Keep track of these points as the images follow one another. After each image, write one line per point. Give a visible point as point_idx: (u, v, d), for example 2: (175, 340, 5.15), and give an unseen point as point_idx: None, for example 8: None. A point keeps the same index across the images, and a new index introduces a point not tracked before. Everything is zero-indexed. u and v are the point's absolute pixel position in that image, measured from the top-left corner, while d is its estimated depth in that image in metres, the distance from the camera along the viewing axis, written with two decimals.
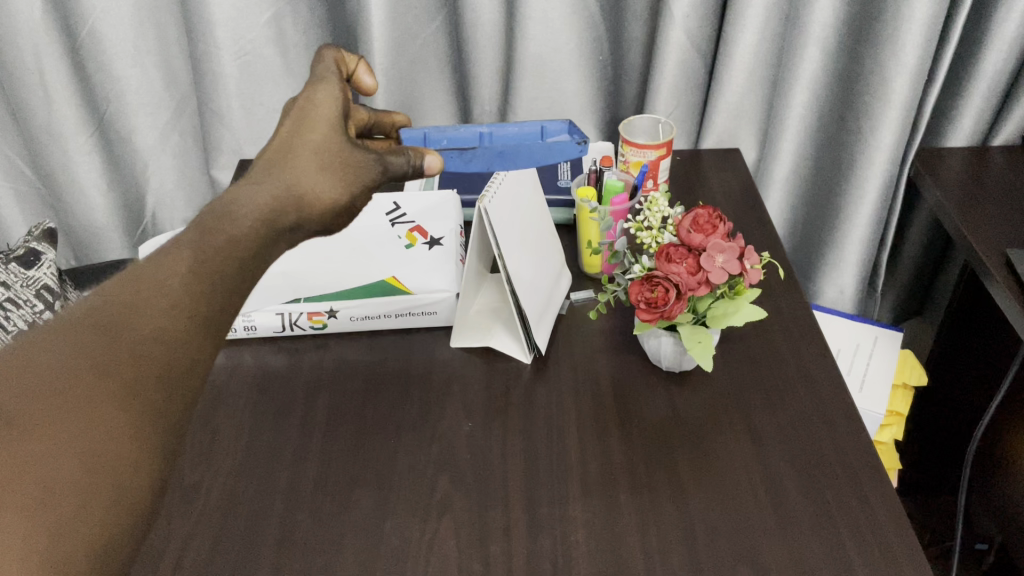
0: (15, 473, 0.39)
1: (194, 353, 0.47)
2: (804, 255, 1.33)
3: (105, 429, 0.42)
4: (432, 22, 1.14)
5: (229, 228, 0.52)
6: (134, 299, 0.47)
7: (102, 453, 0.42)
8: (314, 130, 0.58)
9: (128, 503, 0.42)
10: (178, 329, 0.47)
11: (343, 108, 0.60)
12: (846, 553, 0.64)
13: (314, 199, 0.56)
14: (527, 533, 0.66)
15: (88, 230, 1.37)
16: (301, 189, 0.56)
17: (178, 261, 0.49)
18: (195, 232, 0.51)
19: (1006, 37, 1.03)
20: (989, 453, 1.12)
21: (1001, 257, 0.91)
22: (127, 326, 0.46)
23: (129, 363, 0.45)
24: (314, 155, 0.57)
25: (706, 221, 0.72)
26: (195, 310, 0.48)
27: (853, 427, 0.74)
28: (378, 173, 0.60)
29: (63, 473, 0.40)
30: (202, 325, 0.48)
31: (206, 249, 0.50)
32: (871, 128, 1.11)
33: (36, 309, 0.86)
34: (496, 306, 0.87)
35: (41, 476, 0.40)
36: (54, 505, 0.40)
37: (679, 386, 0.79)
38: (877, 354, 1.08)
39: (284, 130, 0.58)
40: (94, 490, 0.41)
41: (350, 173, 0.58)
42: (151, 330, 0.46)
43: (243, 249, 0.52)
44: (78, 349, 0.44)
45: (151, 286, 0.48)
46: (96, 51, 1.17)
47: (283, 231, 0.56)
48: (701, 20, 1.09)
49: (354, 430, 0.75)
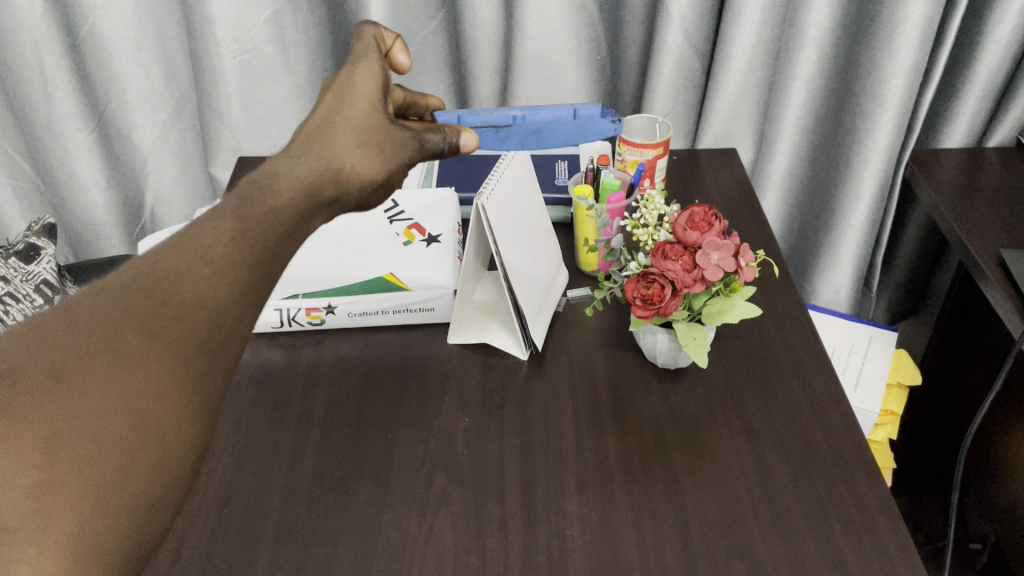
0: (67, 429, 0.41)
1: (233, 320, 0.48)
2: (800, 255, 1.34)
3: (151, 391, 0.44)
4: (431, 21, 1.14)
5: (269, 200, 0.52)
6: (177, 265, 0.47)
7: (146, 413, 0.43)
8: (357, 106, 0.59)
9: (168, 466, 0.44)
10: (219, 297, 0.47)
11: (383, 85, 0.61)
12: (839, 548, 0.65)
13: (353, 172, 0.57)
14: (524, 526, 0.66)
15: (87, 227, 1.37)
16: (341, 164, 0.56)
17: (221, 228, 0.49)
18: (236, 202, 0.51)
19: (1002, 39, 1.03)
20: (982, 453, 1.13)
21: (995, 257, 0.92)
22: (171, 291, 0.46)
23: (174, 328, 0.46)
24: (355, 130, 0.58)
25: (702, 219, 0.73)
26: (236, 279, 0.48)
27: (847, 423, 0.75)
28: (416, 151, 0.61)
29: (112, 432, 0.42)
30: (242, 295, 0.49)
31: (248, 219, 0.50)
32: (867, 129, 1.11)
33: (35, 304, 0.86)
34: (493, 303, 0.87)
35: (91, 432, 0.41)
36: (101, 461, 0.41)
37: (675, 382, 0.79)
38: (871, 353, 1.09)
39: (325, 105, 0.59)
40: (140, 449, 0.42)
41: (389, 149, 0.59)
42: (194, 296, 0.47)
43: (286, 221, 0.52)
44: (125, 311, 0.45)
45: (194, 251, 0.48)
46: (96, 48, 1.17)
47: (323, 205, 0.56)
48: (698, 20, 1.09)
49: (352, 425, 0.76)
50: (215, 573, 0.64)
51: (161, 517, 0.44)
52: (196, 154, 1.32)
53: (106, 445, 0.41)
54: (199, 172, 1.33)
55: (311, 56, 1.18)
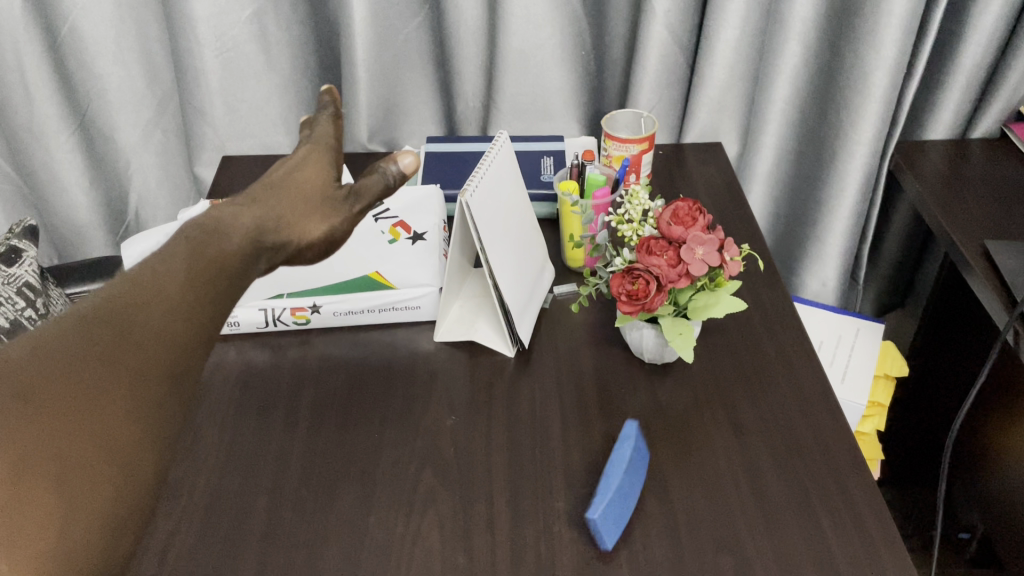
0: (31, 450, 0.41)
1: (193, 353, 0.49)
2: (786, 249, 1.34)
3: (117, 414, 0.45)
4: (414, 18, 1.14)
5: (218, 244, 0.55)
6: (137, 299, 0.49)
7: (114, 436, 0.44)
8: (314, 171, 0.62)
9: (134, 486, 0.45)
10: (177, 331, 0.49)
11: (336, 148, 0.64)
12: (826, 541, 0.65)
13: (301, 232, 0.60)
14: (511, 524, 0.66)
15: (72, 228, 1.36)
16: (296, 225, 0.59)
17: (175, 268, 0.51)
18: (186, 246, 0.53)
19: (984, 31, 1.04)
20: (969, 443, 1.13)
21: (979, 248, 0.92)
22: (135, 321, 0.48)
23: (134, 354, 0.47)
24: (302, 196, 0.60)
25: (686, 214, 0.72)
26: (196, 314, 0.50)
27: (833, 416, 0.75)
28: (360, 205, 0.62)
29: (73, 453, 0.42)
30: (202, 326, 0.50)
31: (198, 261, 0.53)
32: (852, 121, 1.12)
33: (17, 307, 0.85)
34: (479, 300, 0.87)
35: (57, 458, 0.42)
36: (68, 488, 0.42)
37: (662, 377, 0.80)
38: (858, 345, 1.09)
39: (285, 165, 0.63)
40: (104, 474, 0.43)
41: (332, 210, 0.61)
42: (155, 329, 0.48)
43: (232, 265, 0.55)
44: (87, 340, 0.46)
45: (151, 288, 0.50)
46: (77, 48, 1.16)
47: (267, 250, 0.58)
48: (682, 15, 1.09)
49: (338, 424, 0.76)
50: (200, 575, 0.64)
51: (128, 537, 0.44)
52: (180, 153, 1.30)
53: (73, 463, 0.42)
54: (183, 171, 1.32)
55: (294, 55, 1.17)
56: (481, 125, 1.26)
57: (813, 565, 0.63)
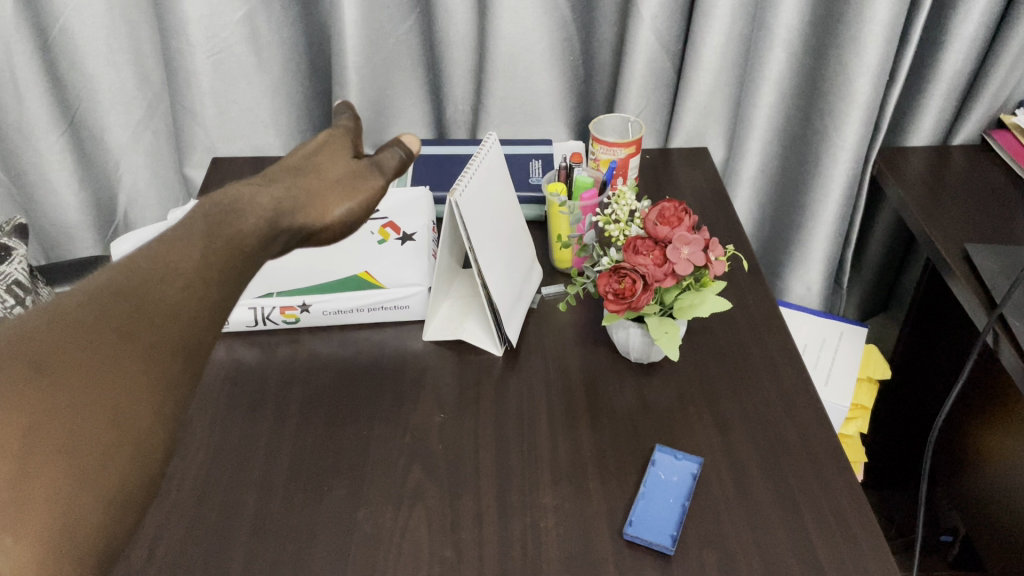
0: (43, 422, 0.44)
1: (201, 332, 0.51)
2: (771, 254, 1.36)
3: (127, 389, 0.47)
4: (405, 22, 1.15)
5: (236, 223, 0.57)
6: (152, 276, 0.51)
7: (124, 412, 0.46)
8: (333, 155, 0.68)
9: (143, 462, 0.47)
10: (188, 309, 0.51)
11: (353, 136, 0.71)
12: (807, 535, 0.66)
13: (322, 211, 0.63)
14: (499, 519, 0.67)
15: (60, 231, 1.36)
16: (318, 204, 0.63)
17: (189, 246, 0.53)
18: (204, 223, 0.56)
19: (965, 39, 1.06)
20: (953, 448, 1.14)
21: (960, 252, 0.94)
22: (150, 298, 0.50)
23: (147, 332, 0.49)
24: (324, 178, 0.65)
25: (672, 214, 0.73)
26: (205, 293, 0.52)
27: (816, 415, 0.76)
28: (383, 179, 0.68)
29: (84, 427, 0.45)
30: (212, 308, 0.52)
31: (215, 239, 0.55)
32: (835, 126, 1.13)
33: (6, 305, 0.85)
34: (468, 299, 0.88)
35: (67, 430, 0.44)
36: (77, 460, 0.44)
37: (648, 376, 0.80)
38: (842, 349, 1.11)
39: (304, 151, 0.67)
40: (112, 446, 0.46)
41: (356, 189, 0.66)
42: (169, 305, 0.50)
43: (249, 243, 0.57)
44: (102, 315, 0.48)
45: (165, 265, 0.52)
46: (69, 49, 1.17)
47: (284, 230, 0.60)
48: (669, 20, 1.11)
49: (328, 420, 0.76)
50: (189, 570, 0.64)
51: (132, 513, 0.46)
52: (170, 153, 1.31)
53: (83, 437, 0.45)
54: (173, 173, 1.33)
55: (285, 57, 1.18)
56: (470, 127, 1.27)
57: (796, 559, 0.64)
